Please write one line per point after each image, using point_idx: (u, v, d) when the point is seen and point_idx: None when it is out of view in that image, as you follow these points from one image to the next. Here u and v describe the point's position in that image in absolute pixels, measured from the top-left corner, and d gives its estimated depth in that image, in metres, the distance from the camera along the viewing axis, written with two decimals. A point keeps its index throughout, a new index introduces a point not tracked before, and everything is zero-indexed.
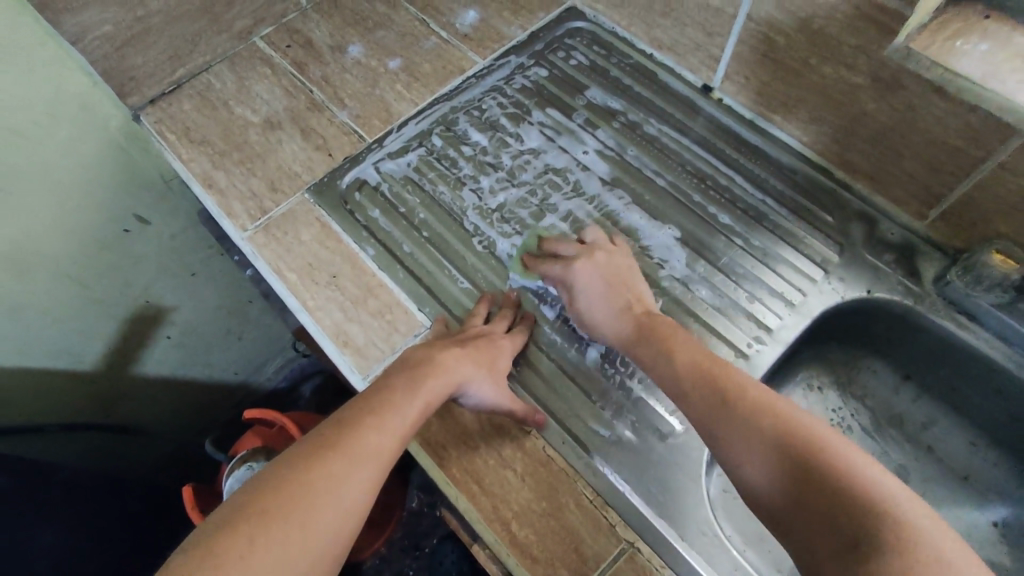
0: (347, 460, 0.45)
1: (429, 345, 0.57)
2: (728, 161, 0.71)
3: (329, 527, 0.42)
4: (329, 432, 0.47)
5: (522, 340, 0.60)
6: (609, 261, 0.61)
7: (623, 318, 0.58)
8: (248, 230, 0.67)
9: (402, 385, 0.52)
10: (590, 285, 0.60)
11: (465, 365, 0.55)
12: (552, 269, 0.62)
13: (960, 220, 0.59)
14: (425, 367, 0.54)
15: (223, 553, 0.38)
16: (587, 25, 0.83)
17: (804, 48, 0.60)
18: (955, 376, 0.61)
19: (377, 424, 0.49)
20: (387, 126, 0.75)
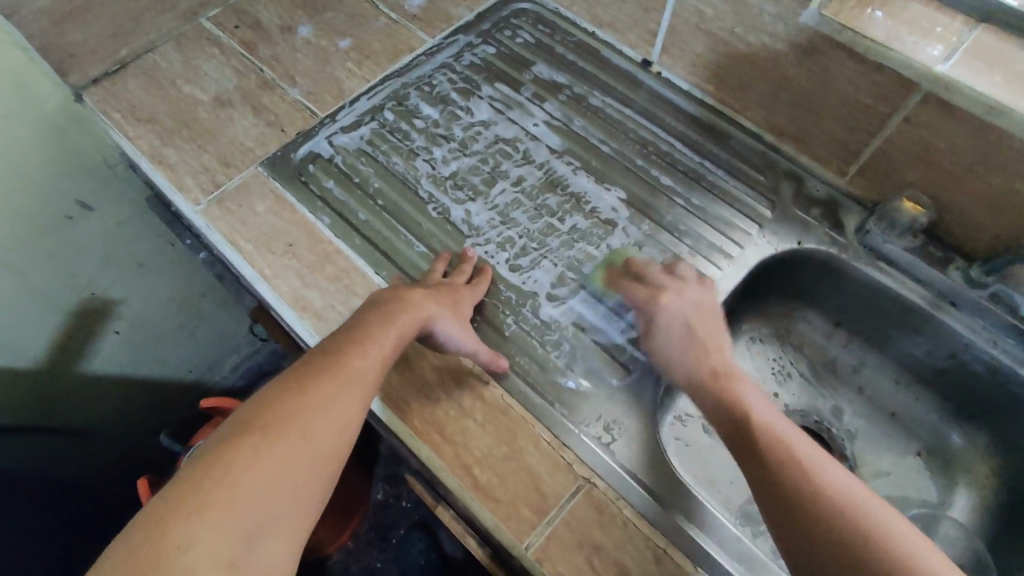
0: (337, 383, 0.49)
1: (398, 287, 0.59)
2: (668, 128, 0.75)
3: (324, 443, 0.47)
4: (316, 362, 0.51)
5: (481, 292, 0.62)
6: (695, 304, 0.61)
7: (705, 366, 0.57)
8: (201, 204, 0.69)
9: (378, 318, 0.55)
10: (671, 326, 0.60)
11: (432, 303, 0.57)
12: (636, 291, 0.62)
13: (875, 173, 0.66)
14: (396, 302, 0.56)
15: (228, 464, 0.43)
16: (532, 6, 0.85)
17: (730, 19, 0.66)
18: (878, 319, 0.69)
19: (361, 350, 0.52)
20: (339, 101, 0.76)
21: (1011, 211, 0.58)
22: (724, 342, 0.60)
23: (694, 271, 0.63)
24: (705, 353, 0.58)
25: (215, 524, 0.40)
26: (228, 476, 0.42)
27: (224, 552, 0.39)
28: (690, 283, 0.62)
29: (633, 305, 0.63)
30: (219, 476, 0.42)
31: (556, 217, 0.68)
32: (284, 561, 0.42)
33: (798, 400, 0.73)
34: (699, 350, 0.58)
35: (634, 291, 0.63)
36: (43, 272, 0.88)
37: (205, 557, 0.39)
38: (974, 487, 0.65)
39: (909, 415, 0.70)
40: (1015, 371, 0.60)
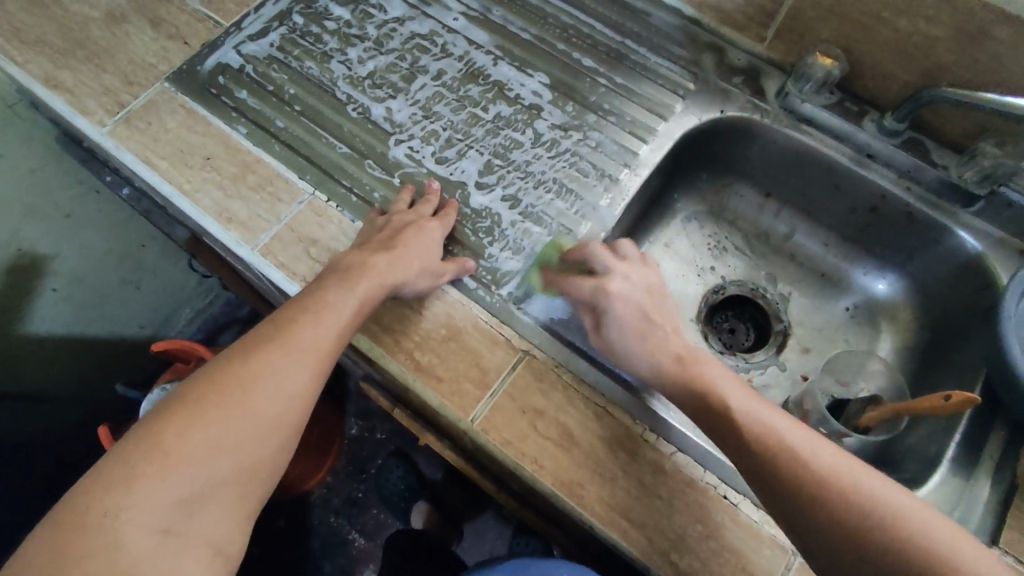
0: (283, 355, 0.48)
1: (362, 249, 0.56)
2: (588, 11, 0.74)
3: (267, 414, 0.45)
4: (264, 332, 0.49)
5: (451, 221, 0.61)
6: (649, 287, 0.57)
7: (666, 352, 0.53)
8: (108, 125, 0.65)
9: (337, 285, 0.52)
10: (625, 313, 0.54)
11: (399, 266, 0.54)
12: (576, 287, 0.56)
13: (791, 34, 0.66)
14: (357, 270, 0.53)
15: (161, 435, 0.42)
16: None
17: None
18: (804, 183, 0.70)
19: (313, 320, 0.50)
20: (243, 8, 0.72)
21: (918, 53, 0.59)
22: (673, 317, 0.57)
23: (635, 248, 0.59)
24: (664, 337, 0.54)
25: (146, 493, 0.40)
26: (160, 449, 0.42)
27: (157, 520, 0.40)
28: (630, 263, 0.58)
29: (579, 304, 0.57)
30: (151, 447, 0.42)
31: (480, 107, 0.67)
32: (226, 529, 0.42)
33: (736, 272, 0.75)
34: (649, 341, 0.54)
35: (571, 289, 0.56)
36: None
37: (137, 525, 0.39)
38: (897, 333, 0.69)
39: (839, 275, 0.73)
40: (927, 214, 0.63)
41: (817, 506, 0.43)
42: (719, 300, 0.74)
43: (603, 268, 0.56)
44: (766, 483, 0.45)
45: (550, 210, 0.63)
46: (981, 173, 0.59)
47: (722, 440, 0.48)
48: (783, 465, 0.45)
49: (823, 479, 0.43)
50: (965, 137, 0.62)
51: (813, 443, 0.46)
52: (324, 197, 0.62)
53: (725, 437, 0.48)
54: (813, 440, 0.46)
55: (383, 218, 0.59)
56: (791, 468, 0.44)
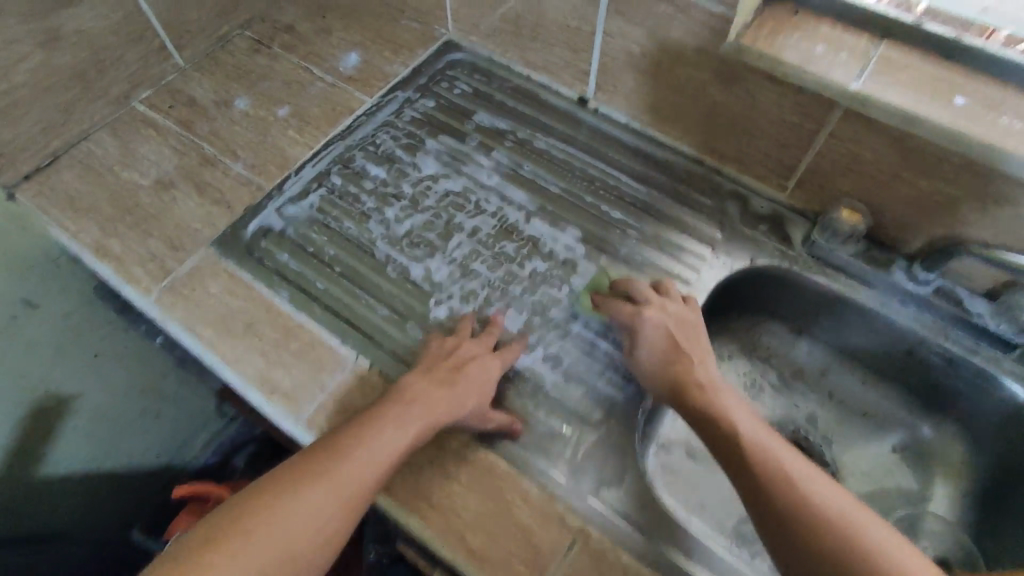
0: (332, 485, 0.48)
1: (430, 375, 0.57)
2: (612, 162, 0.77)
3: (308, 545, 0.46)
4: (303, 461, 0.50)
5: (510, 357, 0.62)
6: (676, 317, 0.61)
7: (690, 380, 0.57)
8: (153, 292, 0.67)
9: (398, 415, 0.54)
10: (653, 340, 0.60)
11: (461, 403, 0.56)
12: (622, 312, 0.62)
13: (812, 186, 0.69)
14: (424, 401, 0.55)
15: (214, 556, 0.43)
16: (466, 56, 0.86)
17: (657, 55, 0.69)
18: (836, 324, 0.71)
19: (365, 450, 0.51)
20: (285, 171, 0.75)
21: (940, 209, 0.61)
22: (705, 354, 0.60)
23: (682, 292, 0.64)
24: (688, 369, 0.58)
25: None
26: (210, 567, 0.43)
27: None
28: (671, 300, 0.62)
29: (620, 325, 0.63)
30: (188, 568, 0.42)
31: (515, 264, 0.69)
32: None
33: (775, 412, 0.74)
34: (675, 371, 0.58)
35: (621, 312, 0.62)
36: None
37: None
38: (949, 477, 0.68)
39: (880, 414, 0.72)
40: (968, 360, 0.63)
41: (820, 541, 0.43)
42: None
43: (644, 298, 0.62)
44: (767, 512, 0.46)
45: (592, 368, 0.63)
46: (1018, 325, 0.60)
47: (733, 468, 0.50)
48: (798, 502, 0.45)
49: (835, 519, 0.44)
50: (998, 284, 0.63)
51: (833, 492, 0.46)
52: (367, 362, 0.62)
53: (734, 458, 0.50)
54: (824, 482, 0.47)
55: (449, 343, 0.61)
56: (800, 505, 0.45)
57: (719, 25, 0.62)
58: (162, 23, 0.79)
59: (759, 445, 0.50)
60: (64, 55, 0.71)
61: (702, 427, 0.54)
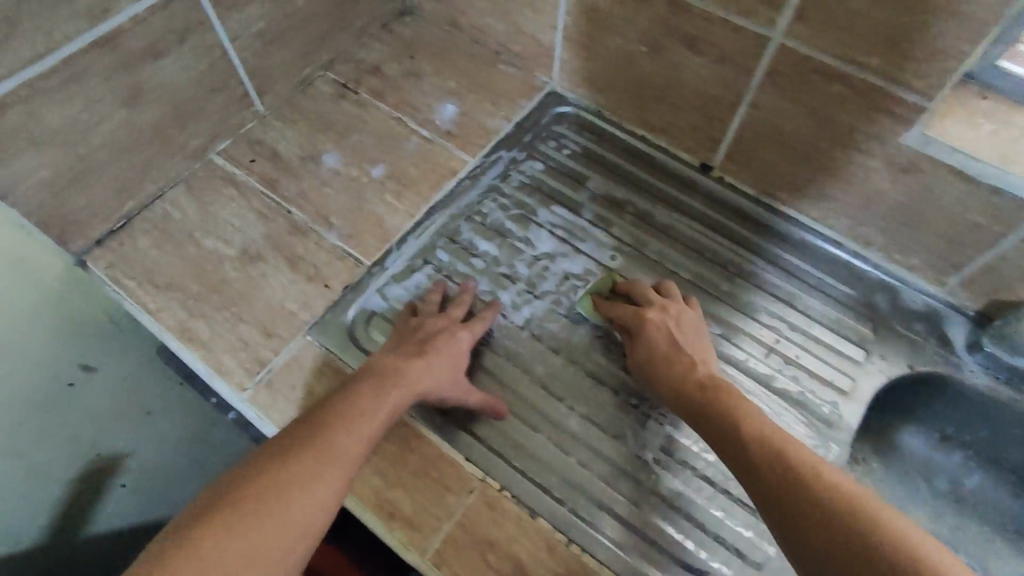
0: (315, 455, 0.45)
1: (394, 353, 0.57)
2: (743, 241, 0.71)
3: (302, 517, 0.42)
4: (300, 436, 0.47)
5: (480, 330, 0.62)
6: (679, 318, 0.61)
7: (694, 379, 0.55)
8: (248, 389, 0.59)
9: (367, 392, 0.52)
10: (658, 338, 0.59)
11: (429, 374, 0.56)
12: (623, 312, 0.62)
13: (980, 287, 0.62)
14: (390, 377, 0.54)
15: (211, 535, 0.39)
16: (572, 109, 0.79)
17: (814, 133, 0.62)
18: (994, 436, 0.65)
19: (344, 428, 0.48)
20: (385, 244, 0.68)
21: None
22: (705, 352, 0.59)
23: (681, 292, 0.64)
24: (690, 366, 0.56)
25: None
26: (200, 559, 0.37)
27: None
28: (672, 301, 0.62)
29: (620, 325, 0.62)
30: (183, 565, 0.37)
31: None
32: None
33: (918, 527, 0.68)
34: (678, 366, 0.57)
35: (620, 313, 0.62)
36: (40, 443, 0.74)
37: None
38: None
39: None
40: None
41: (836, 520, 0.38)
42: None
43: (646, 299, 0.62)
44: (779, 504, 0.42)
45: (687, 449, 0.60)
46: None
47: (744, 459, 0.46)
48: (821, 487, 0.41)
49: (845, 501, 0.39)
50: None
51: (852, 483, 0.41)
52: (498, 484, 0.56)
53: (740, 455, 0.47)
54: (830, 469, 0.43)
55: (417, 320, 0.61)
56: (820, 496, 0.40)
57: (906, 114, 0.55)
58: (247, 69, 0.71)
59: (775, 441, 0.46)
60: (146, 111, 0.63)
61: (710, 429, 0.51)
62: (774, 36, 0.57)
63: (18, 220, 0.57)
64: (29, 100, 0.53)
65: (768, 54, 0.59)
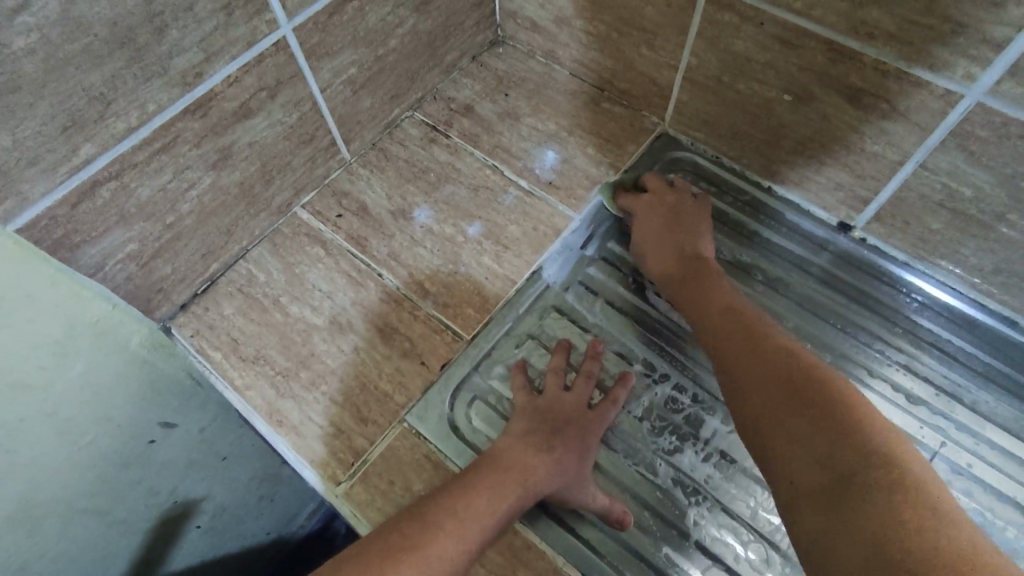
0: (418, 564, 0.41)
1: (520, 440, 0.51)
2: (891, 315, 0.61)
3: None
4: (406, 532, 0.43)
5: (609, 418, 0.55)
6: (677, 208, 0.64)
7: (684, 262, 0.60)
8: (342, 483, 0.54)
9: (486, 489, 0.47)
10: (647, 223, 0.63)
11: (554, 473, 0.50)
12: (626, 198, 0.66)
13: None
14: (513, 472, 0.48)
15: None
16: (686, 155, 0.71)
17: (1002, 203, 0.52)
18: None
19: (456, 530, 0.44)
20: (485, 315, 0.61)
21: None
22: (705, 243, 0.62)
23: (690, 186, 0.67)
24: (684, 245, 0.61)
25: None
26: None
27: None
28: (679, 192, 0.65)
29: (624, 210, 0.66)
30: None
31: None
32: None
33: None
34: (666, 249, 0.61)
35: (631, 205, 0.65)
36: (126, 503, 0.69)
37: None
38: None
39: None
40: None
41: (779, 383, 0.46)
42: None
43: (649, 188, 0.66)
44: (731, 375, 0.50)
45: (703, 420, 0.57)
46: None
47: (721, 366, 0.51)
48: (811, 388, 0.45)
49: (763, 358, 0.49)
50: None
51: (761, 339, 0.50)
52: None
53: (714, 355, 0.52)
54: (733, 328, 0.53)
55: (544, 399, 0.55)
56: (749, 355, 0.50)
57: None
58: (336, 117, 0.66)
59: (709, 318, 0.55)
60: (234, 172, 0.59)
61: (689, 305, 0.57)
62: (972, 93, 0.47)
63: (107, 294, 0.54)
64: (119, 174, 0.49)
65: (956, 113, 0.49)
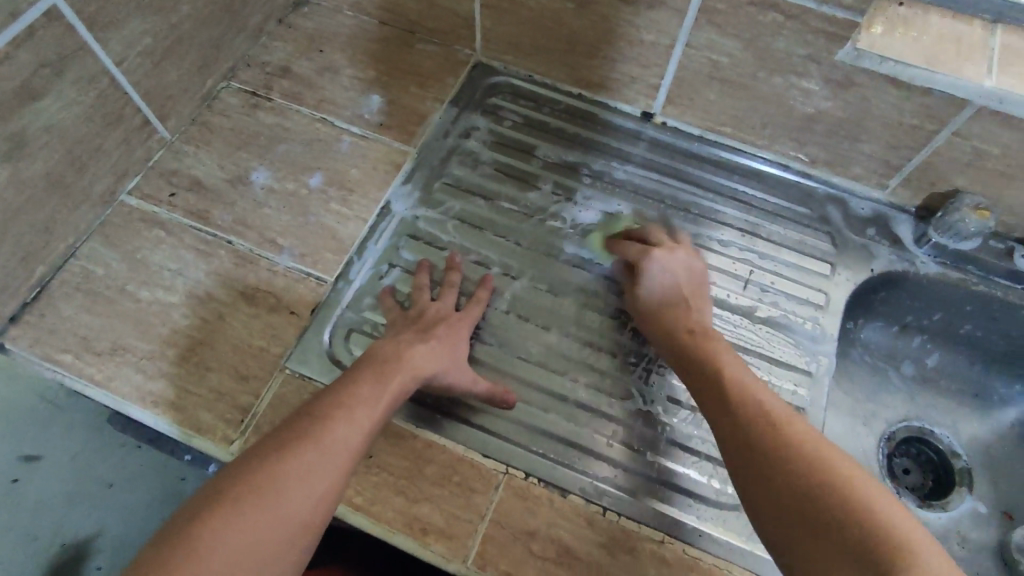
0: (314, 447, 0.43)
1: (395, 339, 0.54)
2: (697, 180, 0.72)
3: (295, 510, 0.40)
4: (294, 427, 0.44)
5: (475, 311, 0.60)
6: (689, 268, 0.61)
7: (685, 325, 0.57)
8: (234, 440, 0.55)
9: (370, 378, 0.49)
10: (660, 277, 0.60)
11: (431, 359, 0.54)
12: (628, 249, 0.63)
13: (921, 184, 0.66)
14: (392, 363, 0.51)
15: (201, 529, 0.38)
16: (502, 79, 0.77)
17: (752, 64, 0.63)
18: (948, 314, 0.70)
19: (348, 416, 0.46)
20: (343, 255, 0.63)
21: None
22: (705, 309, 0.59)
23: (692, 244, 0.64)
24: (690, 318, 0.57)
25: None
26: (190, 553, 0.36)
27: None
28: (685, 246, 0.62)
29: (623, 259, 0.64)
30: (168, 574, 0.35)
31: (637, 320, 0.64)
32: None
33: (897, 411, 0.72)
34: (674, 313, 0.58)
35: (627, 252, 0.63)
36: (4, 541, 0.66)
37: None
38: None
39: (994, 393, 0.72)
40: None
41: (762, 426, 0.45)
42: (894, 447, 0.71)
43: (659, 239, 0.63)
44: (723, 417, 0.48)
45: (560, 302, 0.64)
46: None
47: (761, 463, 0.43)
48: (874, 537, 0.36)
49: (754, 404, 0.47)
50: None
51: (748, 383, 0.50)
52: (523, 472, 0.54)
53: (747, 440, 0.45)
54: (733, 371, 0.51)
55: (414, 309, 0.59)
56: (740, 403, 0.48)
57: (839, 31, 0.56)
58: (142, 93, 0.63)
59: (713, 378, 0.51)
60: (36, 161, 0.55)
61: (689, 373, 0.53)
62: None
63: None
64: None
65: None
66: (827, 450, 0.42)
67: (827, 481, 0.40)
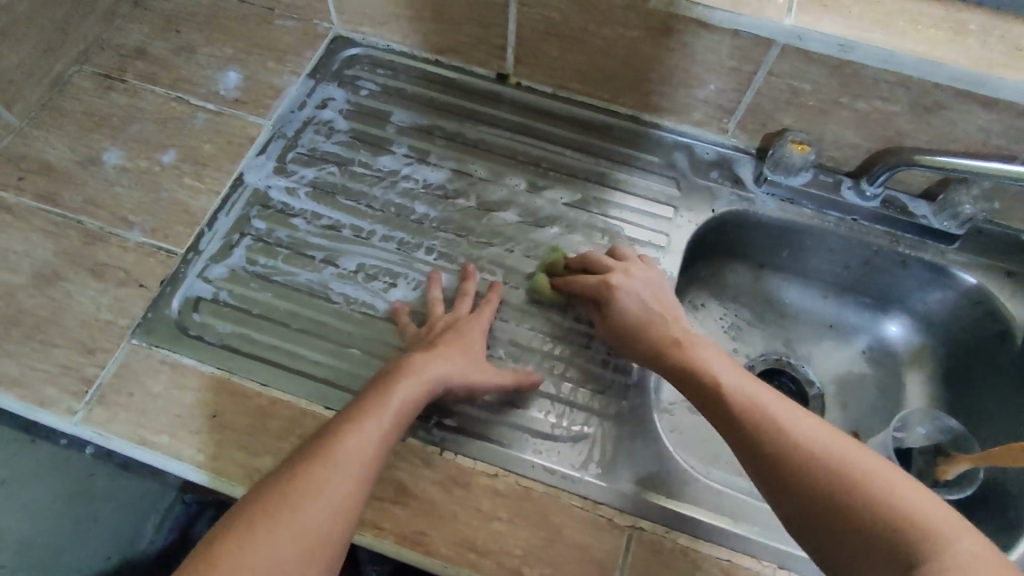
0: (323, 463, 0.46)
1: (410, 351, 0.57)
2: (550, 136, 0.74)
3: (312, 520, 0.43)
4: (302, 452, 0.47)
5: (466, 307, 0.62)
6: (643, 284, 0.61)
7: (665, 343, 0.56)
8: (79, 411, 0.56)
9: (376, 388, 0.52)
10: (629, 303, 0.59)
11: (434, 359, 0.55)
12: (583, 285, 0.61)
13: (755, 125, 0.69)
14: (393, 372, 0.53)
15: (230, 552, 0.41)
16: (360, 50, 0.78)
17: (579, 18, 0.65)
18: (794, 250, 0.73)
19: (353, 428, 0.48)
20: (193, 228, 0.65)
21: (876, 125, 0.63)
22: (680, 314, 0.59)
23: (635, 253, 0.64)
24: (663, 327, 0.57)
25: None
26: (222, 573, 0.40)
27: None
28: (631, 263, 0.62)
29: (585, 300, 0.63)
30: None
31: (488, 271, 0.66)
32: None
33: (756, 347, 0.75)
34: (651, 329, 0.58)
35: (573, 286, 0.62)
36: None
37: None
38: (919, 371, 0.72)
39: (847, 323, 0.76)
40: (919, 257, 0.68)
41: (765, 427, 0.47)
42: None
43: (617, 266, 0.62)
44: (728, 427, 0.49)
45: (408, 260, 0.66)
46: (960, 219, 0.66)
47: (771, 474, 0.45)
48: (898, 530, 0.39)
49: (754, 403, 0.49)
50: (933, 184, 0.68)
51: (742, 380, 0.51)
52: None
53: (779, 481, 0.45)
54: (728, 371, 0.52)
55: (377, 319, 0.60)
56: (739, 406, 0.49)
57: None
58: None
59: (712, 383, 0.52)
60: None
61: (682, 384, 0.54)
62: None
63: None
64: None
65: None
66: (834, 441, 0.45)
67: (841, 476, 0.42)
